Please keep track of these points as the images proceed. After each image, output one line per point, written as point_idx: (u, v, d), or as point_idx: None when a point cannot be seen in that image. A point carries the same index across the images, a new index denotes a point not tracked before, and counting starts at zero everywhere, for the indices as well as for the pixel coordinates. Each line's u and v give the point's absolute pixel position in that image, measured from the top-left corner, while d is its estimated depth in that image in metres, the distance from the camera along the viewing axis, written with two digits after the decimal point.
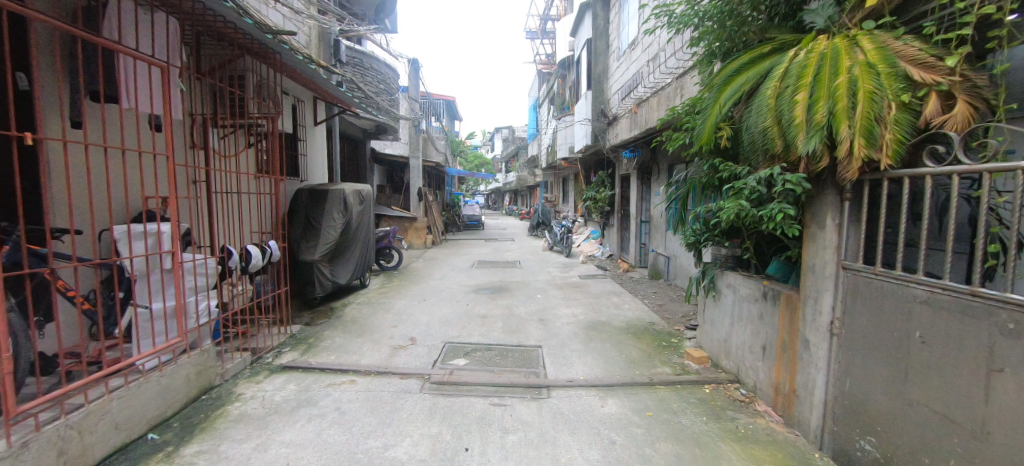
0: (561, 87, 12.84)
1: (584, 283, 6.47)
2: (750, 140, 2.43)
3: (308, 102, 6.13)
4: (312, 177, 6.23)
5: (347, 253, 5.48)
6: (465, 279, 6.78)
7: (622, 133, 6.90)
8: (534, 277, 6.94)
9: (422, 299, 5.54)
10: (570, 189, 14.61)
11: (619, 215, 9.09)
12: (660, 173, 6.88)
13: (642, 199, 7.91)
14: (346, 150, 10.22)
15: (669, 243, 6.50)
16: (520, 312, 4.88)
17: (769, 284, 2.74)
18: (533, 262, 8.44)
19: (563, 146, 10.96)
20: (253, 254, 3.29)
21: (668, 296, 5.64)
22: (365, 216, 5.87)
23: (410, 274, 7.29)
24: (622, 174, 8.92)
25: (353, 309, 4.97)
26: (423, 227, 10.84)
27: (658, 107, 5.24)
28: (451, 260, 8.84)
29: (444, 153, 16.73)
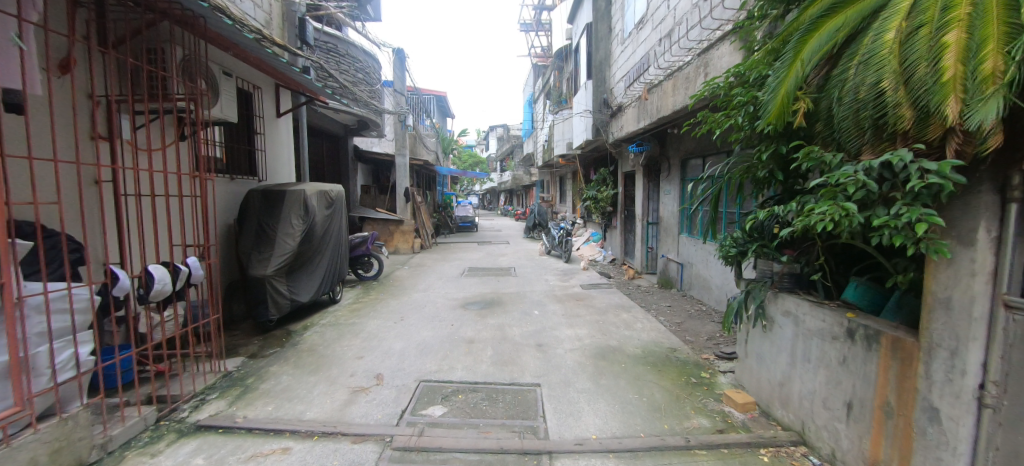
0: (557, 79, 12.07)
1: (588, 294, 5.67)
2: (848, 114, 1.64)
3: (268, 89, 5.30)
4: (274, 177, 5.41)
5: (310, 265, 4.65)
6: (453, 291, 5.97)
7: (629, 124, 6.11)
8: (531, 287, 6.13)
9: (399, 317, 4.73)
10: (567, 189, 13.84)
11: (623, 216, 8.37)
12: (672, 169, 6.13)
13: (649, 198, 7.19)
14: (325, 148, 9.45)
15: (684, 248, 5.77)
16: (515, 335, 4.08)
17: (856, 318, 1.97)
18: (530, 269, 7.64)
19: (561, 142, 10.19)
20: (156, 279, 2.46)
21: (687, 312, 4.86)
22: (334, 222, 5.07)
23: (392, 284, 6.46)
24: (625, 171, 8.16)
25: (315, 333, 4.15)
26: (410, 230, 10.00)
27: (675, 91, 4.46)
28: (439, 267, 8.03)
29: (434, 151, 15.88)
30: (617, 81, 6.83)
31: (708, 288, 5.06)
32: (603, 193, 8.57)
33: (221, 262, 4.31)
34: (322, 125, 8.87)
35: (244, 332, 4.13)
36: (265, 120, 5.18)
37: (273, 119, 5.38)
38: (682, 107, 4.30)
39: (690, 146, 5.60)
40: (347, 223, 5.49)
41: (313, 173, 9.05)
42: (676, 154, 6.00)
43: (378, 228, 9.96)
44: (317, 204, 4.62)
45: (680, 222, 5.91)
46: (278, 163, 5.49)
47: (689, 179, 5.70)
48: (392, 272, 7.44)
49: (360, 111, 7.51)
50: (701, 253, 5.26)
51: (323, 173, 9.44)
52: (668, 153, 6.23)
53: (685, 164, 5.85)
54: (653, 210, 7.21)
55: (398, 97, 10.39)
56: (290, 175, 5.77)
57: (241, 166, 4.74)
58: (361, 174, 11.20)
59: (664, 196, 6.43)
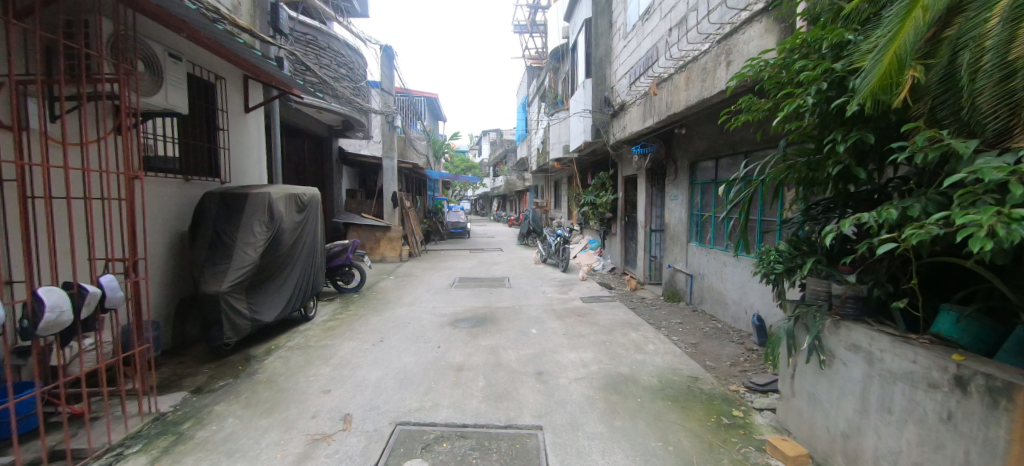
0: (552, 80, 11.65)
1: (590, 309, 5.15)
2: (990, 83, 1.16)
3: (235, 81, 4.76)
4: (241, 179, 4.84)
5: (276, 278, 4.08)
6: (441, 306, 5.41)
7: (633, 123, 5.66)
8: (527, 301, 5.59)
9: (379, 338, 4.17)
10: (562, 194, 13.38)
11: (623, 222, 7.92)
12: (680, 171, 5.68)
13: (652, 204, 6.74)
14: (307, 149, 8.96)
15: (693, 258, 5.30)
16: (510, 360, 3.54)
17: (967, 362, 1.48)
18: (524, 279, 7.10)
19: (557, 145, 9.73)
20: (47, 306, 1.89)
21: (701, 330, 4.36)
22: (306, 229, 4.52)
23: (374, 297, 5.88)
24: (626, 175, 7.71)
25: (279, 358, 3.57)
26: (398, 237, 9.43)
27: (690, 84, 4.00)
28: (428, 278, 7.47)
29: (425, 155, 15.34)
30: (619, 78, 6.39)
31: (723, 303, 4.59)
32: (602, 199, 8.11)
33: (170, 277, 3.72)
34: (304, 124, 8.33)
35: (194, 358, 3.53)
36: (230, 115, 4.63)
37: (240, 115, 4.83)
38: (700, 100, 3.84)
39: (700, 146, 5.17)
40: (323, 230, 4.94)
41: (293, 176, 8.47)
42: (684, 155, 5.56)
43: (362, 235, 9.36)
44: (285, 209, 4.06)
45: (689, 229, 5.46)
46: (246, 162, 4.92)
47: (699, 182, 5.27)
48: (376, 283, 6.85)
49: (343, 108, 6.97)
50: (714, 264, 4.80)
51: (304, 176, 8.86)
52: (676, 155, 5.78)
53: (694, 166, 5.41)
54: (657, 217, 6.76)
55: (386, 97, 9.87)
56: (260, 176, 5.22)
57: (199, 165, 4.17)
58: (347, 177, 10.63)
59: (670, 201, 5.98)
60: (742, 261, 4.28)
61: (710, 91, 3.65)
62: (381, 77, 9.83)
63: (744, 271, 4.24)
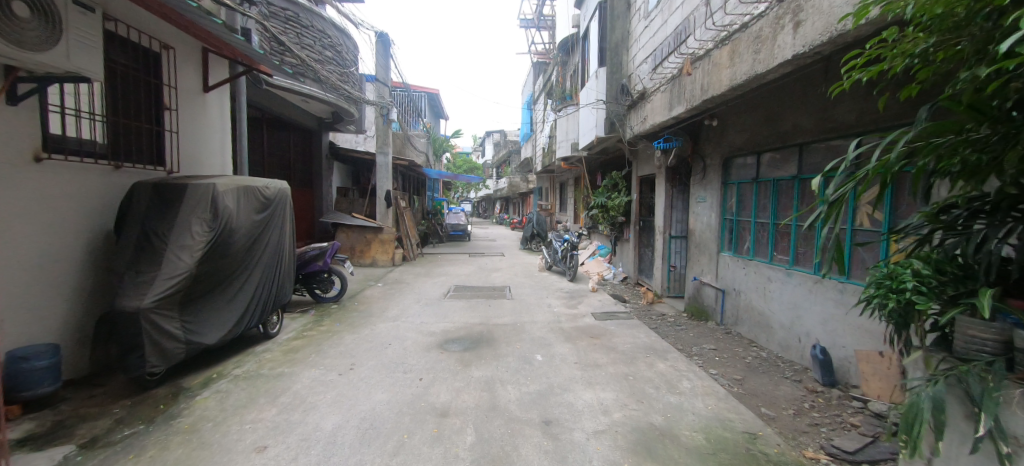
0: (560, 74, 10.92)
1: (605, 329, 4.37)
2: None
3: (192, 54, 4.05)
4: (195, 169, 4.11)
5: (224, 290, 3.31)
6: (431, 321, 4.65)
7: (656, 112, 4.93)
8: (531, 317, 4.81)
9: (350, 362, 3.40)
10: (569, 196, 12.62)
11: (638, 227, 7.17)
12: (710, 169, 4.92)
13: (673, 207, 6.06)
14: (293, 142, 8.26)
15: (725, 270, 4.56)
16: (509, 402, 2.76)
17: None
18: (527, 290, 6.32)
19: (564, 142, 9.23)
20: None
21: (742, 361, 3.58)
22: (268, 230, 3.78)
23: (354, 309, 5.11)
24: (642, 175, 6.97)
25: (215, 394, 2.81)
26: (390, 239, 8.68)
27: (737, 57, 3.26)
28: (420, 285, 6.71)
29: (424, 153, 14.61)
30: (638, 63, 5.66)
31: (767, 326, 3.83)
32: (615, 201, 7.41)
33: (85, 289, 2.96)
34: (289, 114, 7.64)
35: (108, 393, 2.79)
36: (182, 93, 3.92)
37: (197, 94, 4.13)
38: (753, 76, 3.08)
39: (736, 140, 4.42)
40: (291, 232, 4.21)
41: (276, 171, 7.75)
42: (715, 150, 4.82)
43: (352, 236, 8.61)
44: (237, 204, 3.32)
45: (720, 237, 4.71)
46: (202, 150, 4.20)
47: (734, 182, 4.53)
48: (361, 291, 6.10)
49: (328, 94, 6.26)
50: (754, 280, 4.05)
51: (290, 171, 8.16)
52: (704, 150, 5.03)
53: (729, 162, 4.67)
54: (677, 221, 6.10)
55: (381, 88, 9.16)
56: (223, 167, 4.50)
57: (137, 151, 3.44)
58: (338, 174, 9.91)
59: (695, 204, 5.24)
60: (793, 276, 3.54)
61: (769, 62, 2.90)
62: (376, 67, 9.11)
63: (796, 289, 3.50)
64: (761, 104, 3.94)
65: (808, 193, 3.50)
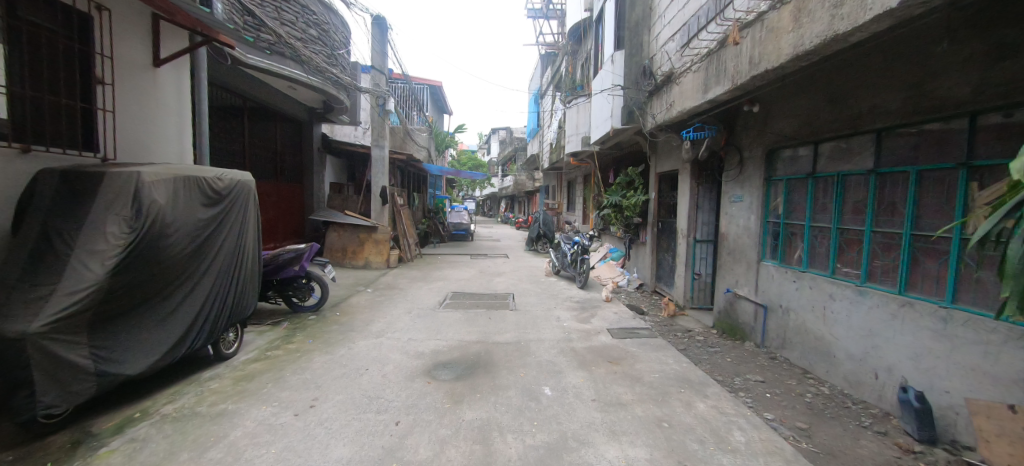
0: (569, 65, 10.22)
1: (626, 352, 3.67)
2: None
3: (138, 21, 3.41)
4: (142, 156, 3.49)
5: (158, 304, 2.66)
6: (420, 337, 3.98)
7: (686, 96, 4.22)
8: (538, 334, 4.12)
9: (314, 394, 2.74)
10: (578, 195, 11.91)
11: (656, 229, 6.48)
12: (749, 163, 4.20)
13: (699, 207, 5.40)
14: (281, 132, 7.65)
15: (767, 283, 3.87)
16: (510, 462, 2.07)
17: None
18: (533, 299, 5.63)
19: (574, 137, 8.57)
20: None
21: (801, 400, 2.88)
22: (220, 231, 3.14)
23: (335, 321, 4.46)
24: (662, 172, 6.26)
25: (127, 445, 2.14)
26: (385, 239, 8.03)
27: (807, 16, 2.55)
28: (413, 291, 6.05)
29: (425, 148, 13.97)
30: (663, 42, 4.95)
31: (830, 355, 3.13)
32: (630, 200, 6.72)
33: None
34: (275, 102, 7.01)
35: None
36: (123, 66, 3.29)
37: (145, 69, 3.50)
38: (831, 38, 2.36)
39: (784, 127, 3.71)
40: (254, 233, 3.57)
41: (261, 164, 7.14)
42: (755, 140, 4.11)
43: (344, 236, 7.97)
44: (173, 199, 2.68)
45: (761, 243, 4.02)
46: (151, 134, 3.57)
47: (781, 178, 3.82)
48: (347, 299, 5.45)
49: (311, 77, 5.65)
50: (810, 297, 3.35)
51: (278, 164, 7.55)
52: (741, 141, 4.31)
53: (772, 155, 3.96)
54: (703, 224, 5.44)
55: (377, 76, 8.50)
56: (180, 156, 3.90)
57: (57, 132, 2.81)
58: (332, 169, 9.29)
59: (728, 203, 4.55)
60: (868, 295, 2.83)
61: (858, 16, 2.17)
62: (371, 53, 8.45)
63: (872, 312, 2.79)
64: (821, 82, 3.22)
65: (888, 192, 2.80)
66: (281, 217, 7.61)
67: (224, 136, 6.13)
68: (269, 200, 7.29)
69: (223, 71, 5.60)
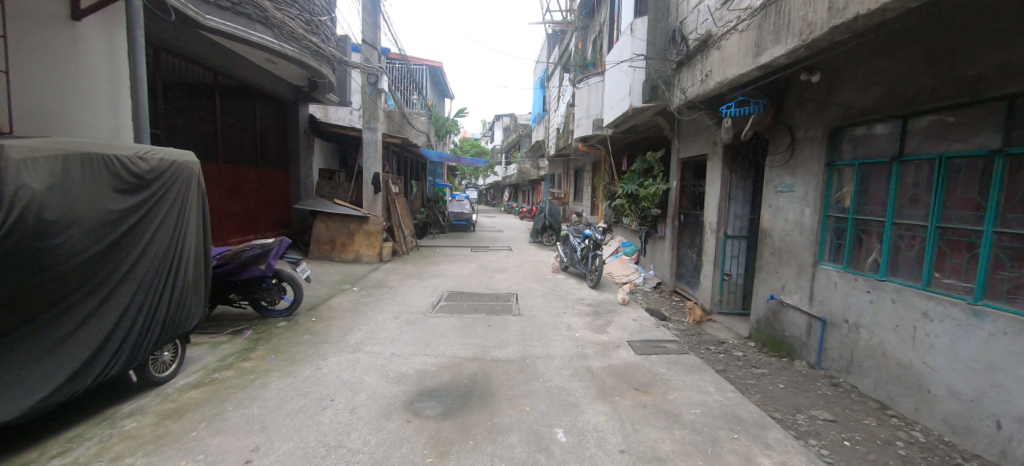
0: (579, 42, 9.39)
1: (654, 376, 2.99)
2: None
3: None
4: (59, 131, 2.80)
5: (47, 324, 1.99)
6: (406, 352, 3.32)
7: (728, 63, 3.47)
8: (546, 349, 3.45)
9: (255, 440, 2.08)
10: (586, 184, 11.16)
11: (677, 223, 5.78)
12: (803, 145, 3.48)
13: (731, 198, 4.70)
14: (262, 112, 6.95)
15: (828, 292, 3.18)
16: None
17: None
18: (539, 301, 4.96)
19: (584, 120, 7.81)
20: None
21: (893, 452, 2.21)
22: (140, 225, 2.48)
23: (308, 329, 3.81)
24: (686, 158, 5.53)
25: None
26: (377, 230, 7.35)
27: None
28: (405, 291, 5.39)
29: (423, 133, 13.19)
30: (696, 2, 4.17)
31: (921, 388, 2.45)
32: (649, 189, 6.00)
33: None
34: (251, 77, 6.28)
35: None
36: (23, 16, 2.58)
37: (59, 23, 2.79)
38: None
39: (857, 98, 2.96)
40: (195, 227, 2.91)
41: (240, 147, 6.46)
42: (813, 116, 3.36)
43: (332, 227, 7.32)
44: (63, 183, 2.01)
45: (818, 241, 3.32)
46: (72, 104, 2.87)
47: (849, 162, 3.10)
48: (328, 300, 4.80)
49: (287, 46, 4.96)
50: (891, 313, 2.66)
51: (259, 148, 6.86)
52: (794, 117, 3.56)
53: (836, 134, 3.22)
54: (735, 217, 4.75)
55: (368, 51, 7.70)
56: (117, 132, 3.20)
57: None
58: (321, 154, 8.58)
59: (772, 194, 3.83)
60: (986, 317, 2.13)
61: None
62: (362, 25, 7.59)
63: (994, 340, 2.08)
64: (924, 36, 2.46)
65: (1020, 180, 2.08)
66: (262, 205, 6.94)
67: (192, 114, 5.43)
68: (249, 187, 6.61)
69: (183, 39, 4.85)
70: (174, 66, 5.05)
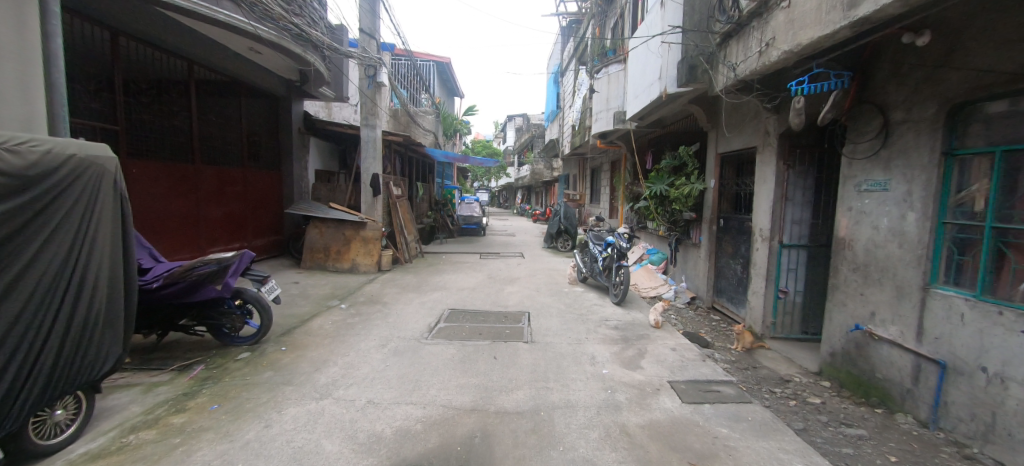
0: (596, 29, 8.60)
1: (713, 442, 2.20)
2: None
3: None
4: None
5: None
6: (386, 399, 2.60)
7: (800, 24, 2.66)
8: (565, 395, 2.69)
9: None
10: (604, 184, 10.34)
11: (716, 228, 4.95)
12: (901, 130, 2.63)
13: (788, 199, 3.87)
14: (251, 109, 6.38)
15: (947, 327, 2.33)
16: None
17: None
18: (555, 322, 4.20)
19: (604, 113, 7.02)
20: None
21: None
22: (19, 238, 1.84)
23: (273, 363, 3.13)
24: (727, 153, 4.71)
25: None
26: (375, 236, 6.69)
27: None
28: (400, 308, 4.69)
29: (430, 132, 12.54)
30: None
31: None
32: (682, 190, 5.18)
33: None
34: (233, 69, 5.69)
35: None
36: None
37: None
38: None
39: (997, 58, 2.08)
40: (106, 240, 2.27)
41: (225, 147, 5.88)
42: (920, 90, 2.50)
43: (327, 233, 6.71)
44: None
45: (929, 258, 2.46)
46: None
47: (978, 149, 2.24)
48: (309, 321, 4.13)
49: (262, 27, 4.36)
50: None
51: (247, 147, 6.29)
52: (888, 94, 2.71)
53: (960, 112, 2.32)
54: (793, 223, 3.91)
55: (367, 40, 7.05)
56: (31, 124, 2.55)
57: None
58: (318, 154, 8.00)
59: (854, 194, 2.99)
60: None
61: None
62: (359, 11, 6.96)
63: None
64: None
65: None
66: (250, 210, 6.36)
67: (163, 109, 4.85)
68: (235, 190, 6.03)
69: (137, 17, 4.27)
70: (135, 53, 4.47)
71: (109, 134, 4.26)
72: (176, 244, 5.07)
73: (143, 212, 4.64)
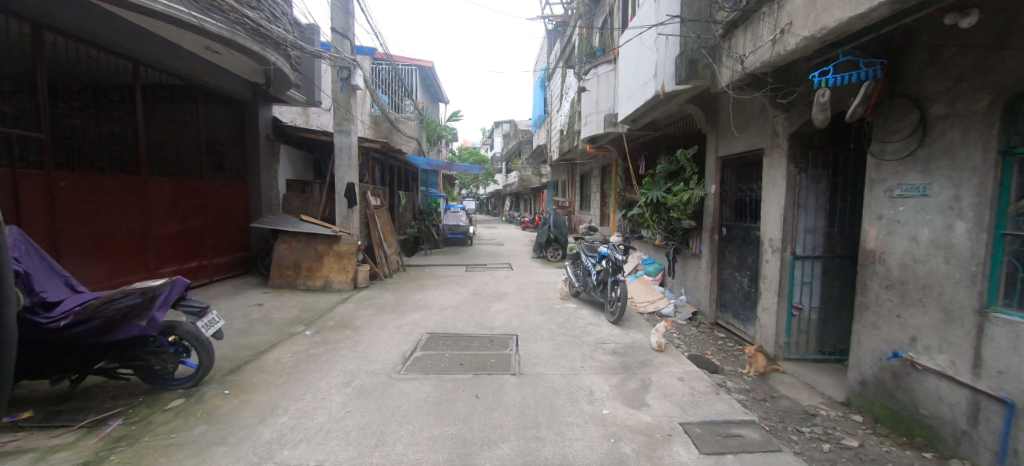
0: (583, 31, 8.27)
1: None
2: None
3: None
4: None
5: None
6: (340, 460, 2.10)
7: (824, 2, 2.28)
8: (559, 447, 2.23)
9: None
10: (594, 191, 9.97)
11: (718, 237, 4.58)
12: (945, 126, 2.26)
13: (800, 206, 3.50)
14: (211, 114, 5.84)
15: (1011, 359, 1.93)
16: None
17: None
18: (546, 347, 3.74)
19: (593, 116, 6.65)
20: None
21: None
22: None
23: (209, 413, 2.60)
24: (729, 155, 4.36)
25: None
26: (351, 251, 6.17)
27: None
28: (372, 334, 4.17)
29: (413, 139, 12.06)
30: None
31: None
32: (681, 196, 4.79)
33: None
34: (188, 71, 5.17)
35: None
36: None
37: None
38: None
39: None
40: None
41: (181, 155, 5.33)
42: (967, 79, 2.14)
43: (297, 248, 6.17)
44: None
45: (986, 276, 2.06)
46: None
47: None
48: (265, 353, 3.60)
49: (213, 21, 3.88)
50: None
51: (208, 156, 5.76)
52: (925, 85, 2.35)
53: (1019, 103, 1.95)
54: (806, 232, 3.54)
55: (340, 40, 6.58)
56: None
57: None
58: (289, 163, 7.46)
59: (884, 201, 2.62)
60: None
61: None
62: (331, 10, 6.50)
63: None
64: None
65: None
66: (211, 224, 5.80)
67: (100, 115, 4.32)
68: (193, 204, 5.49)
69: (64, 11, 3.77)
70: (64, 51, 3.95)
71: (32, 143, 3.71)
72: (119, 265, 4.49)
73: (77, 231, 4.07)
